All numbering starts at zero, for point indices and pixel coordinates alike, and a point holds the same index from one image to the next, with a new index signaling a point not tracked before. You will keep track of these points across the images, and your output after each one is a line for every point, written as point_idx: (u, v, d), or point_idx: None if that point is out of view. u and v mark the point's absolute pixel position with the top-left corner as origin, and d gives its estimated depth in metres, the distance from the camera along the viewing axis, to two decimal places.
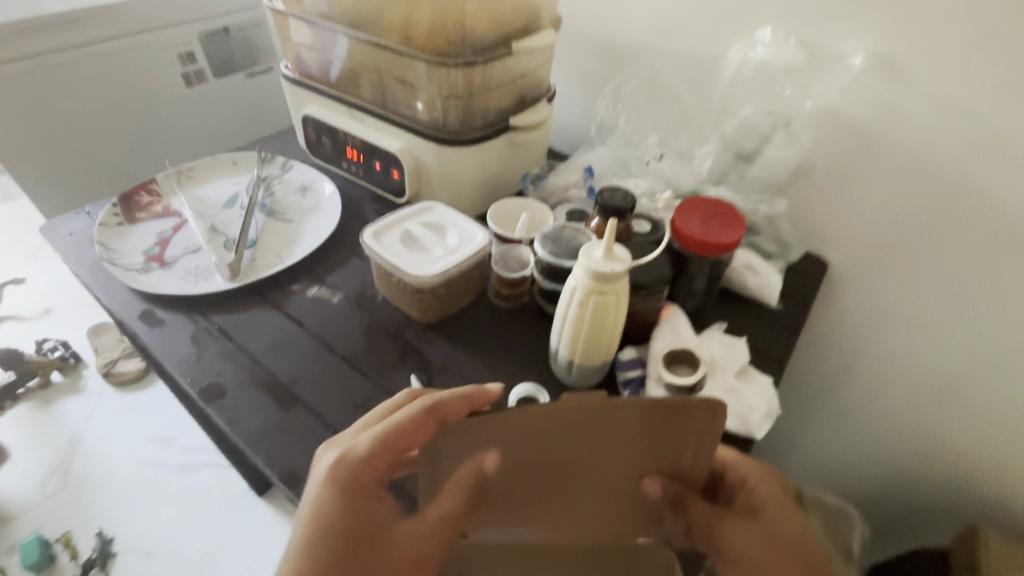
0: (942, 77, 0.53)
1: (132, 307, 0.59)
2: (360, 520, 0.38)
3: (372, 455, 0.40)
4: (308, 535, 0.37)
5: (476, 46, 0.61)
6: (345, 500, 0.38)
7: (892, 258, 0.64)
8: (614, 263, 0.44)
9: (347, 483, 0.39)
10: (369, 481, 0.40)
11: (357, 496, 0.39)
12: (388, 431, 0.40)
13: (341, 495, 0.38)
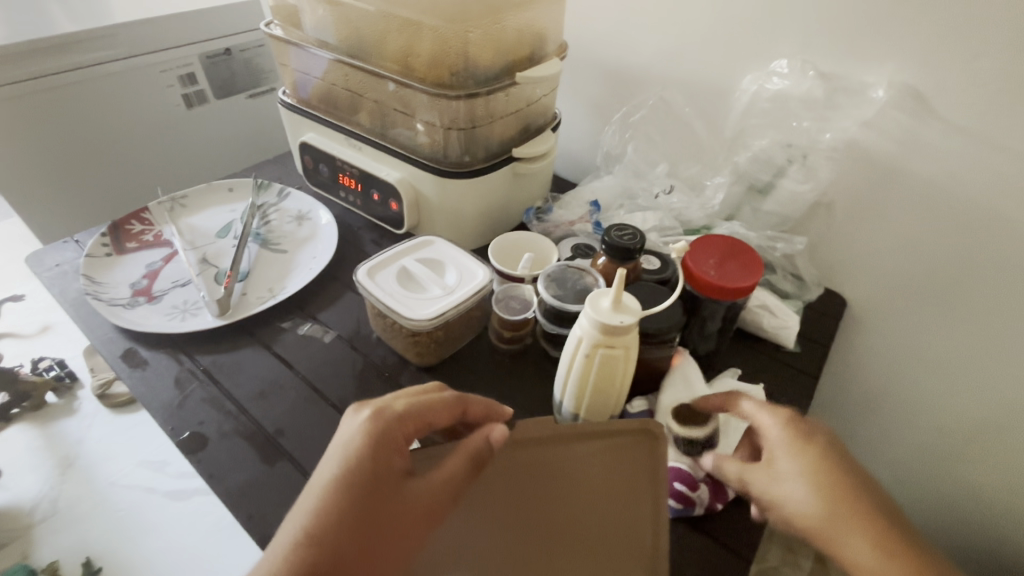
0: (973, 112, 0.50)
1: (115, 346, 0.56)
2: (380, 476, 0.36)
3: (412, 418, 0.39)
4: (327, 486, 0.35)
5: (480, 76, 0.59)
6: (376, 452, 0.36)
7: (917, 299, 0.60)
8: (623, 314, 0.41)
9: (382, 437, 0.37)
10: (402, 441, 0.38)
11: (388, 454, 0.37)
12: (428, 400, 0.40)
13: (373, 446, 0.37)
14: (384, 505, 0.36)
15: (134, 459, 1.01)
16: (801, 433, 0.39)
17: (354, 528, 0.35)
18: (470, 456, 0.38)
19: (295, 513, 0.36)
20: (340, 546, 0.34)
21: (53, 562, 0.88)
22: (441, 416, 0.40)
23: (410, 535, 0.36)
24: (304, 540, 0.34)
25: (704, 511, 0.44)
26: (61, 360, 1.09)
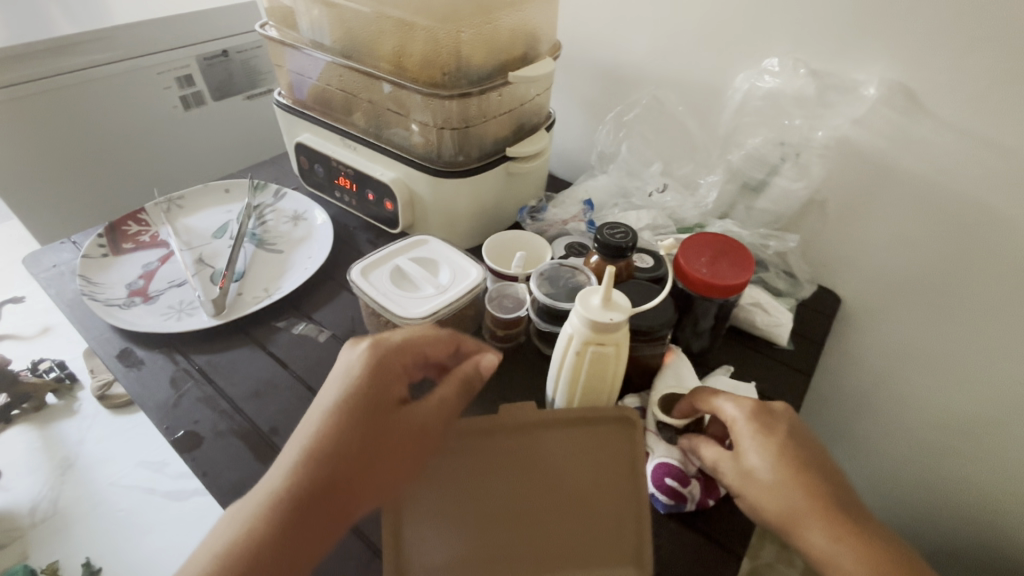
0: (964, 109, 0.50)
1: (111, 346, 0.56)
2: (383, 399, 0.39)
3: (411, 349, 0.42)
4: (332, 410, 0.37)
5: (472, 75, 0.59)
6: (380, 376, 0.39)
7: (910, 296, 0.60)
8: (613, 312, 0.41)
9: (384, 364, 0.40)
10: (401, 370, 0.41)
11: (388, 376, 0.40)
12: (427, 335, 0.43)
13: (377, 372, 0.39)
14: (386, 426, 0.38)
15: (133, 460, 1.01)
16: (770, 424, 0.39)
17: (357, 449, 0.37)
18: (461, 382, 0.42)
19: (297, 441, 0.37)
20: (343, 467, 0.36)
21: (53, 563, 0.88)
22: (436, 349, 0.44)
23: (409, 455, 0.38)
24: (307, 463, 0.36)
25: (695, 507, 0.44)
26: (61, 361, 1.09)
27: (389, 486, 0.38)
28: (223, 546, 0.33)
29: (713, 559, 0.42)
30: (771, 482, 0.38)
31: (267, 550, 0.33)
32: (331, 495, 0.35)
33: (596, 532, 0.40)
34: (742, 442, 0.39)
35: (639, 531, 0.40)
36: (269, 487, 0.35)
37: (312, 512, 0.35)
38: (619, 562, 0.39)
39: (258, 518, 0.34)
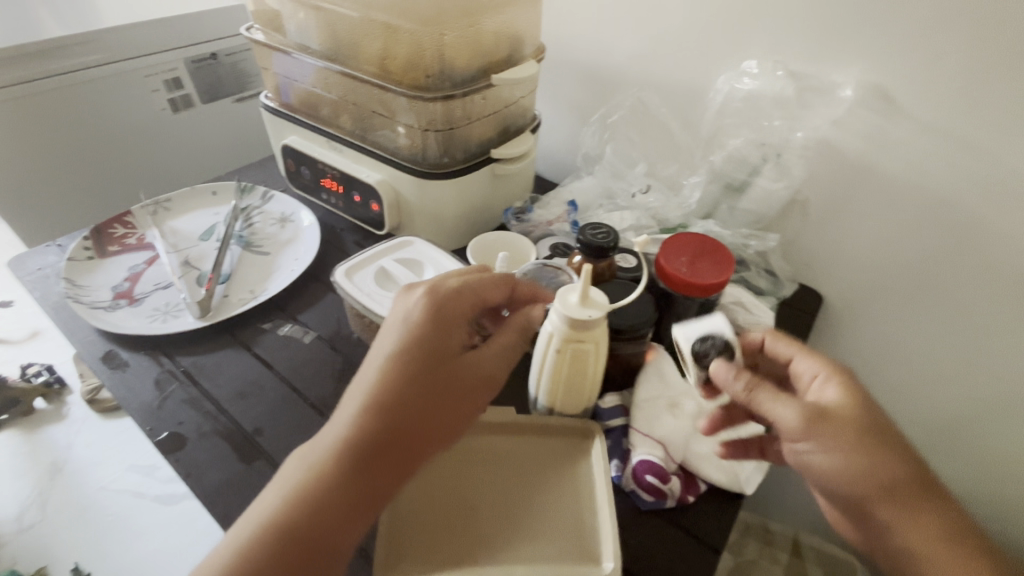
0: (937, 110, 0.51)
1: (95, 348, 0.56)
2: (443, 344, 0.40)
3: (472, 294, 0.43)
4: (396, 354, 0.38)
5: (456, 78, 0.59)
6: (442, 320, 0.40)
7: (890, 294, 0.61)
8: (591, 309, 0.41)
9: (441, 311, 0.40)
10: (461, 314, 0.42)
11: (446, 324, 0.40)
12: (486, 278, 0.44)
13: (436, 319, 0.40)
14: (447, 369, 0.39)
15: (123, 464, 1.01)
16: (864, 399, 0.39)
17: (419, 394, 0.37)
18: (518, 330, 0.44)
19: (361, 385, 0.38)
20: (405, 413, 0.37)
21: (42, 568, 0.88)
22: (495, 294, 0.44)
23: (468, 399, 0.39)
24: (371, 409, 0.36)
25: (676, 503, 0.45)
26: (50, 366, 1.08)
27: (452, 430, 0.39)
28: (292, 485, 0.35)
29: (692, 554, 0.42)
30: (876, 454, 0.37)
31: (336, 490, 0.35)
32: (396, 441, 0.36)
33: (559, 524, 0.42)
34: (842, 413, 0.38)
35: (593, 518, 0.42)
36: (336, 429, 0.36)
37: (376, 455, 0.36)
38: (576, 546, 0.40)
39: (326, 459, 0.35)
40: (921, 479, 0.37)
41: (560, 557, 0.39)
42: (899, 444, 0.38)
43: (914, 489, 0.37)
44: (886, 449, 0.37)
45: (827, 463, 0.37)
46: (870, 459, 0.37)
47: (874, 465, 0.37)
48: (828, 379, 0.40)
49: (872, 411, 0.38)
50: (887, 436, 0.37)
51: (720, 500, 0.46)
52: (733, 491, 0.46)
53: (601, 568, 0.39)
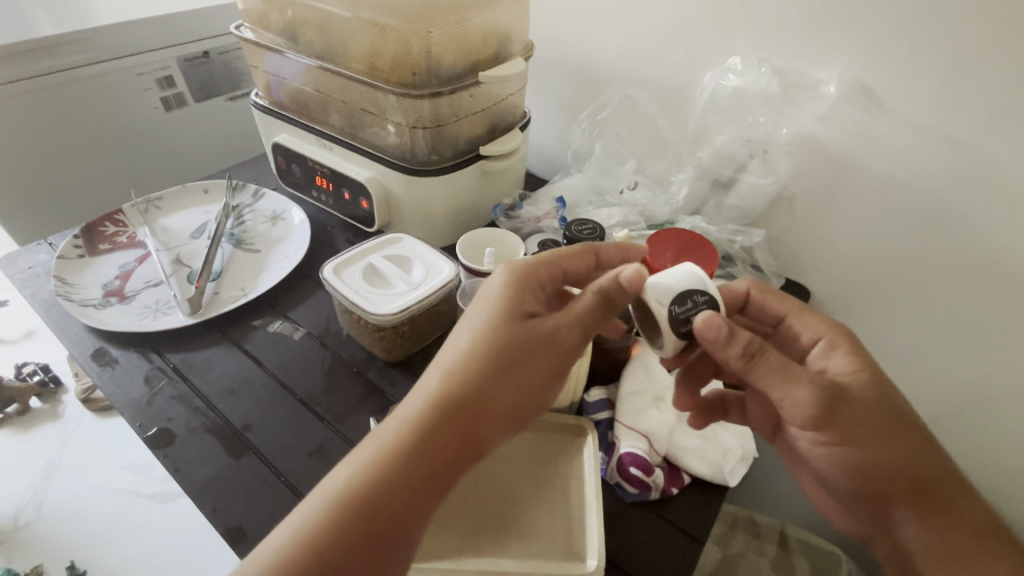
0: (920, 106, 0.51)
1: (85, 346, 0.56)
2: (527, 308, 0.38)
3: (552, 267, 0.41)
4: (476, 332, 0.36)
5: (443, 75, 0.60)
6: (522, 294, 0.38)
7: (876, 288, 0.62)
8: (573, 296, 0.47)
9: (526, 276, 0.39)
10: (540, 287, 0.40)
11: (529, 289, 0.38)
12: (567, 252, 0.42)
13: (520, 283, 0.38)
14: (528, 346, 0.36)
15: (118, 462, 1.02)
16: (874, 377, 0.38)
17: (497, 374, 0.35)
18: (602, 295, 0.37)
19: (438, 365, 0.36)
20: (481, 394, 0.35)
21: (36, 566, 0.87)
22: (576, 265, 0.42)
23: (545, 381, 0.36)
24: (446, 389, 0.35)
25: (660, 495, 0.45)
26: (45, 365, 1.08)
27: (527, 412, 0.36)
28: (360, 465, 0.34)
29: (675, 545, 0.43)
30: (885, 440, 0.37)
31: (407, 471, 0.33)
32: (468, 422, 0.34)
33: (543, 519, 0.42)
34: (856, 397, 0.37)
35: (573, 511, 0.43)
36: (408, 409, 0.35)
37: (446, 438, 0.34)
38: (558, 539, 0.41)
39: (397, 440, 0.34)
40: (925, 458, 0.38)
41: (548, 554, 0.40)
42: (905, 425, 0.38)
43: (918, 469, 0.37)
44: (893, 433, 0.37)
45: (837, 453, 0.37)
46: (877, 446, 0.37)
47: (881, 452, 0.37)
48: (835, 353, 0.39)
49: (881, 392, 0.38)
50: (893, 417, 0.37)
51: (704, 493, 0.46)
52: (717, 484, 0.47)
53: (586, 566, 0.39)
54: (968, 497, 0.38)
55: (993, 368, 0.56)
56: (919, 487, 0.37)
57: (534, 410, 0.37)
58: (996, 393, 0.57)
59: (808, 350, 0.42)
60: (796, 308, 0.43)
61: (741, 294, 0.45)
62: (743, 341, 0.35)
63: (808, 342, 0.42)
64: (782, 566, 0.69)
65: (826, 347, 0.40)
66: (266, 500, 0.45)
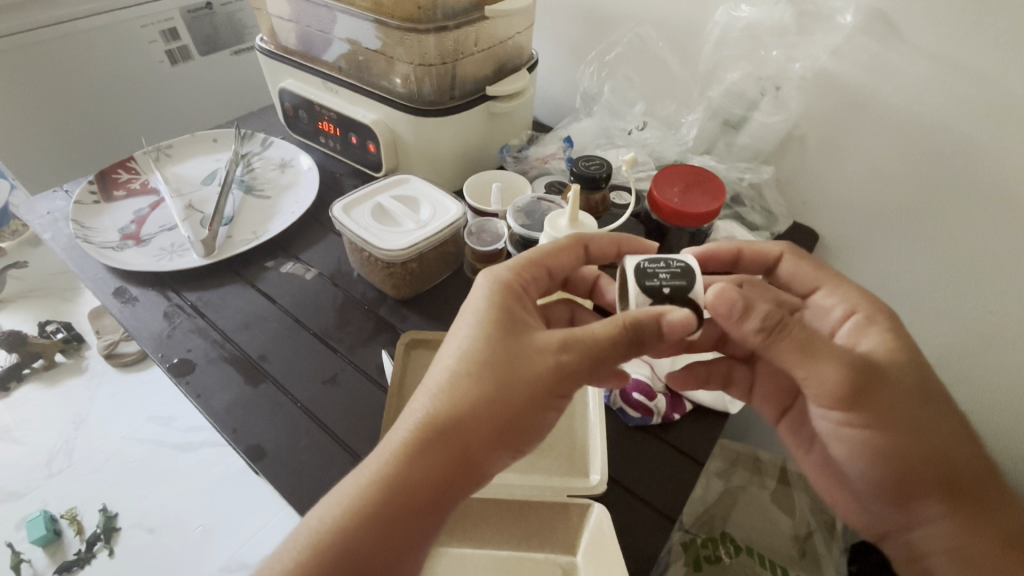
0: (939, 34, 0.50)
1: (106, 285, 0.58)
2: (519, 325, 0.35)
3: (537, 271, 0.40)
4: (459, 353, 0.34)
5: (449, 10, 0.58)
6: (510, 310, 0.35)
7: (884, 229, 0.61)
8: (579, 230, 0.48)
9: (511, 294, 0.36)
10: (529, 299, 0.38)
11: (519, 308, 0.36)
12: (551, 250, 0.41)
13: (509, 301, 0.36)
14: (521, 368, 0.33)
15: (142, 415, 1.04)
16: (912, 354, 0.34)
17: (487, 397, 0.32)
18: (630, 329, 0.33)
19: (422, 388, 0.34)
20: (469, 422, 0.32)
21: (72, 509, 0.92)
22: (560, 260, 0.42)
23: (541, 403, 0.33)
24: (431, 420, 0.32)
25: (661, 420, 0.47)
26: (67, 323, 1.12)
27: (522, 435, 0.33)
28: (340, 502, 0.31)
29: (675, 465, 0.45)
30: (926, 424, 0.33)
31: (387, 509, 0.31)
32: (456, 454, 0.32)
33: (549, 452, 0.45)
34: (892, 374, 0.33)
35: (576, 444, 0.46)
36: (391, 437, 0.33)
37: (424, 478, 0.31)
38: (565, 469, 0.44)
39: (380, 472, 0.32)
40: (963, 447, 0.34)
41: (553, 470, 0.44)
42: (939, 405, 0.34)
43: (957, 461, 0.34)
44: (935, 415, 0.34)
45: (872, 435, 0.33)
46: (916, 428, 0.33)
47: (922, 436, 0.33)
48: (867, 330, 0.36)
49: (927, 370, 0.34)
50: (935, 396, 0.34)
51: (705, 418, 0.48)
52: (718, 411, 0.48)
53: (589, 481, 0.43)
54: (1006, 493, 0.34)
55: (998, 305, 0.56)
56: (957, 478, 0.34)
57: (532, 434, 0.34)
58: (1006, 328, 0.57)
59: (839, 324, 0.38)
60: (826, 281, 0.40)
61: (773, 258, 0.43)
62: (757, 319, 0.31)
63: (839, 316, 0.38)
64: (781, 499, 0.72)
65: (858, 321, 0.36)
66: (284, 422, 0.47)
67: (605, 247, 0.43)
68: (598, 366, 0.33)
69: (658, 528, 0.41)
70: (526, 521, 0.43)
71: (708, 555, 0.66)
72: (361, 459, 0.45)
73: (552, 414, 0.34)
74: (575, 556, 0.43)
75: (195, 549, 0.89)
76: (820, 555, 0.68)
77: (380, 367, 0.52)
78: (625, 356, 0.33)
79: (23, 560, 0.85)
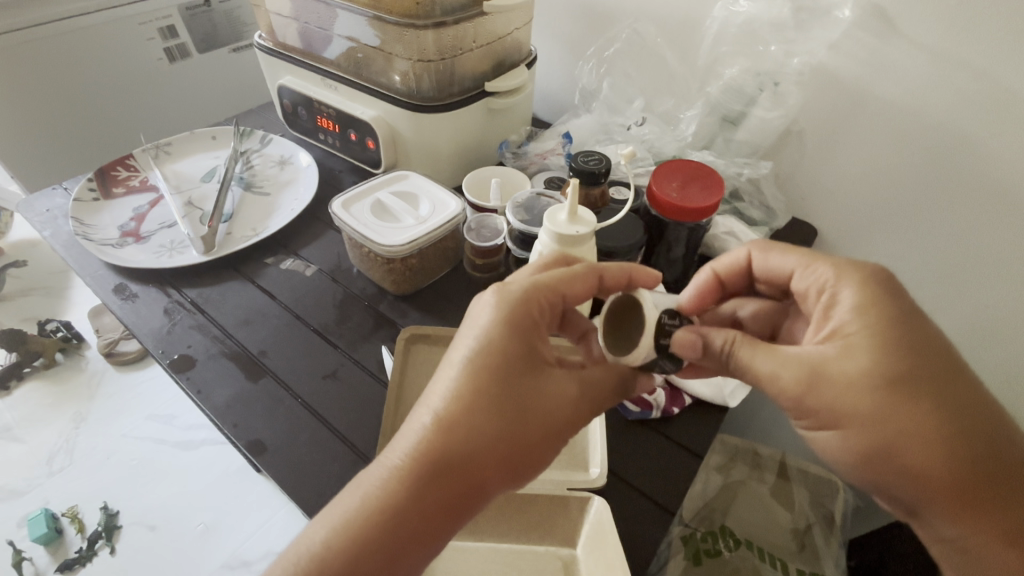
0: (937, 30, 0.50)
1: (106, 282, 0.58)
2: (528, 354, 0.35)
3: (550, 295, 0.38)
4: (466, 376, 0.33)
5: (447, 7, 0.58)
6: (521, 336, 0.35)
7: (882, 225, 0.61)
8: (577, 225, 0.48)
9: (522, 319, 0.36)
10: (541, 325, 0.37)
11: (529, 335, 0.35)
12: (566, 278, 0.39)
13: (521, 327, 0.35)
14: (530, 401, 0.33)
15: (143, 413, 1.04)
16: (883, 339, 0.31)
17: (497, 429, 0.32)
18: (624, 380, 0.37)
19: (426, 408, 0.33)
20: (475, 450, 0.32)
21: (72, 507, 0.92)
22: (574, 290, 0.40)
23: (548, 434, 0.34)
24: (437, 447, 0.32)
25: (661, 415, 0.47)
26: (67, 322, 1.11)
27: (529, 464, 0.34)
28: (343, 522, 0.32)
29: (674, 459, 0.45)
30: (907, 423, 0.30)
31: (391, 535, 0.31)
32: (460, 482, 0.32)
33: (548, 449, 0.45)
34: (851, 369, 0.31)
35: (576, 439, 0.46)
36: (393, 461, 0.32)
37: (432, 506, 0.32)
38: (567, 465, 0.44)
39: (383, 497, 0.32)
40: (962, 444, 0.30)
41: (553, 464, 0.45)
42: (926, 396, 0.30)
43: (957, 460, 0.29)
44: (918, 411, 0.30)
45: (834, 439, 0.31)
46: (889, 432, 0.30)
47: (900, 441, 0.30)
48: (835, 310, 0.34)
49: (901, 360, 0.31)
50: (913, 388, 0.30)
51: (703, 412, 0.48)
52: (717, 406, 0.48)
53: (590, 474, 0.43)
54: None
55: (996, 298, 0.57)
56: (958, 484, 0.29)
57: (537, 465, 0.34)
58: (1004, 322, 0.57)
59: (816, 303, 0.36)
60: (799, 261, 0.38)
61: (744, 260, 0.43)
62: (721, 336, 0.36)
63: (815, 294, 0.36)
64: (780, 494, 0.73)
65: (828, 301, 0.34)
66: (284, 418, 0.47)
67: (619, 282, 0.41)
68: (598, 408, 0.36)
69: (658, 521, 0.41)
70: (528, 515, 0.43)
71: (708, 549, 0.66)
72: (362, 453, 0.45)
73: (558, 445, 0.35)
74: (576, 548, 0.44)
75: (196, 546, 0.89)
76: (819, 549, 0.68)
77: (380, 363, 0.52)
78: (617, 399, 0.37)
79: (24, 558, 0.86)
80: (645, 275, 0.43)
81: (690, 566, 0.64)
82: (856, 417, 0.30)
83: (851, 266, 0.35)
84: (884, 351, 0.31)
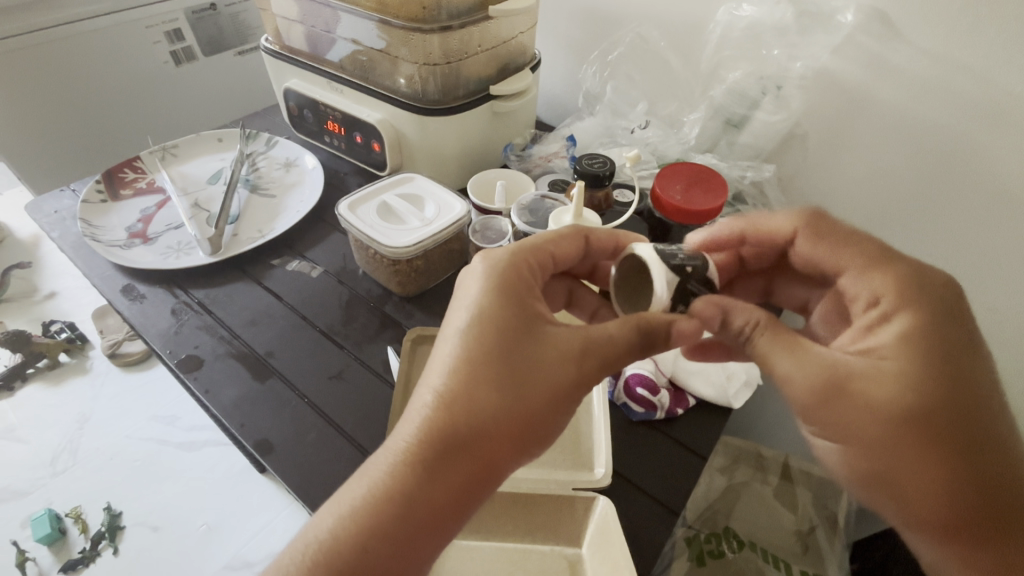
0: (938, 34, 0.50)
1: (113, 282, 0.59)
2: (523, 320, 0.35)
3: (538, 257, 0.40)
4: (463, 345, 0.34)
5: (452, 10, 0.59)
6: (511, 302, 0.36)
7: (886, 229, 0.62)
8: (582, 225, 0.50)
9: (512, 288, 0.36)
10: (533, 287, 0.38)
11: (521, 303, 0.36)
12: (553, 239, 0.42)
13: (511, 294, 0.36)
14: (528, 366, 0.33)
15: (146, 414, 1.05)
16: (921, 369, 0.31)
17: (498, 399, 0.33)
18: (643, 332, 0.35)
19: (425, 389, 0.34)
20: (480, 424, 0.32)
21: (77, 507, 0.92)
22: (561, 249, 0.42)
23: (555, 401, 0.33)
24: (439, 423, 0.32)
25: (665, 415, 0.47)
26: (71, 323, 1.13)
27: (536, 432, 0.33)
28: (351, 513, 0.32)
29: (680, 459, 0.45)
30: (920, 453, 0.30)
31: (409, 518, 0.31)
32: (468, 458, 0.32)
33: (550, 454, 0.46)
34: (877, 396, 0.31)
35: (581, 440, 0.46)
36: (397, 442, 0.33)
37: (440, 482, 0.32)
38: (572, 465, 0.45)
39: (392, 481, 0.32)
40: (966, 485, 0.30)
41: (557, 464, 0.45)
42: (948, 432, 0.31)
43: (959, 494, 0.30)
44: (925, 448, 0.30)
45: (840, 456, 0.32)
46: (896, 461, 0.31)
47: (905, 470, 0.31)
48: (883, 329, 0.34)
49: (928, 395, 0.31)
50: (938, 423, 0.31)
51: (708, 411, 0.48)
52: (721, 406, 0.48)
53: (595, 474, 0.43)
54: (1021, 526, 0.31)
55: (1001, 301, 0.56)
56: (949, 519, 0.31)
57: (545, 433, 0.34)
58: (1008, 325, 0.57)
59: (862, 314, 0.36)
60: (853, 267, 0.37)
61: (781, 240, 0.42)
62: (742, 318, 0.35)
63: (864, 307, 0.36)
64: (782, 495, 0.73)
65: (880, 317, 0.34)
66: (290, 417, 0.48)
67: (604, 243, 0.44)
68: (606, 365, 0.35)
69: (663, 521, 0.41)
70: (532, 515, 0.43)
71: (712, 551, 0.69)
72: (367, 452, 0.45)
73: (566, 409, 0.34)
74: (580, 548, 0.44)
75: (198, 547, 0.89)
76: (822, 550, 0.69)
77: (385, 363, 0.52)
78: (637, 354, 0.35)
79: (27, 559, 0.86)
80: (631, 238, 0.45)
81: (693, 566, 0.68)
82: (872, 437, 0.31)
83: (910, 283, 0.35)
84: (913, 377, 0.31)
